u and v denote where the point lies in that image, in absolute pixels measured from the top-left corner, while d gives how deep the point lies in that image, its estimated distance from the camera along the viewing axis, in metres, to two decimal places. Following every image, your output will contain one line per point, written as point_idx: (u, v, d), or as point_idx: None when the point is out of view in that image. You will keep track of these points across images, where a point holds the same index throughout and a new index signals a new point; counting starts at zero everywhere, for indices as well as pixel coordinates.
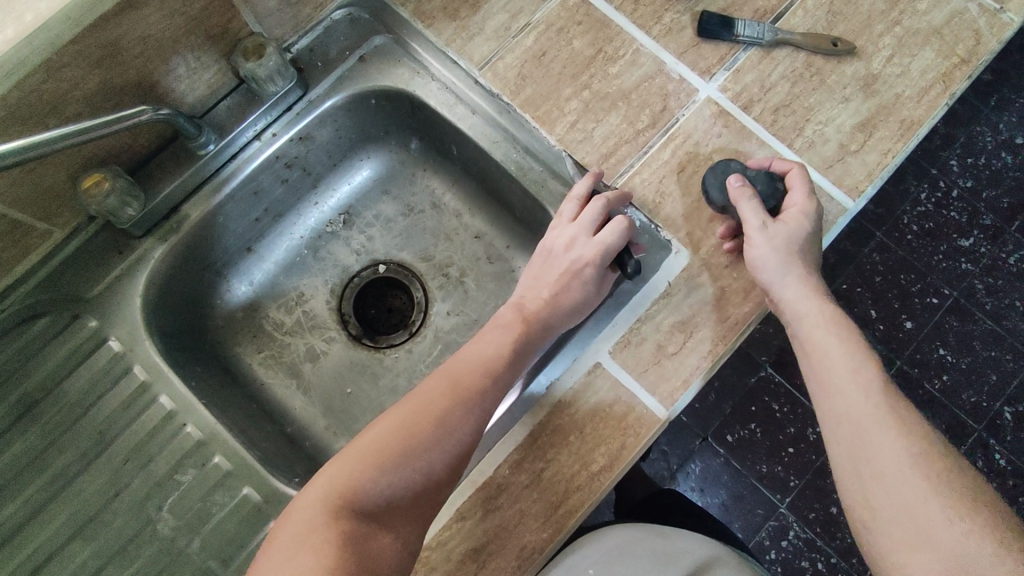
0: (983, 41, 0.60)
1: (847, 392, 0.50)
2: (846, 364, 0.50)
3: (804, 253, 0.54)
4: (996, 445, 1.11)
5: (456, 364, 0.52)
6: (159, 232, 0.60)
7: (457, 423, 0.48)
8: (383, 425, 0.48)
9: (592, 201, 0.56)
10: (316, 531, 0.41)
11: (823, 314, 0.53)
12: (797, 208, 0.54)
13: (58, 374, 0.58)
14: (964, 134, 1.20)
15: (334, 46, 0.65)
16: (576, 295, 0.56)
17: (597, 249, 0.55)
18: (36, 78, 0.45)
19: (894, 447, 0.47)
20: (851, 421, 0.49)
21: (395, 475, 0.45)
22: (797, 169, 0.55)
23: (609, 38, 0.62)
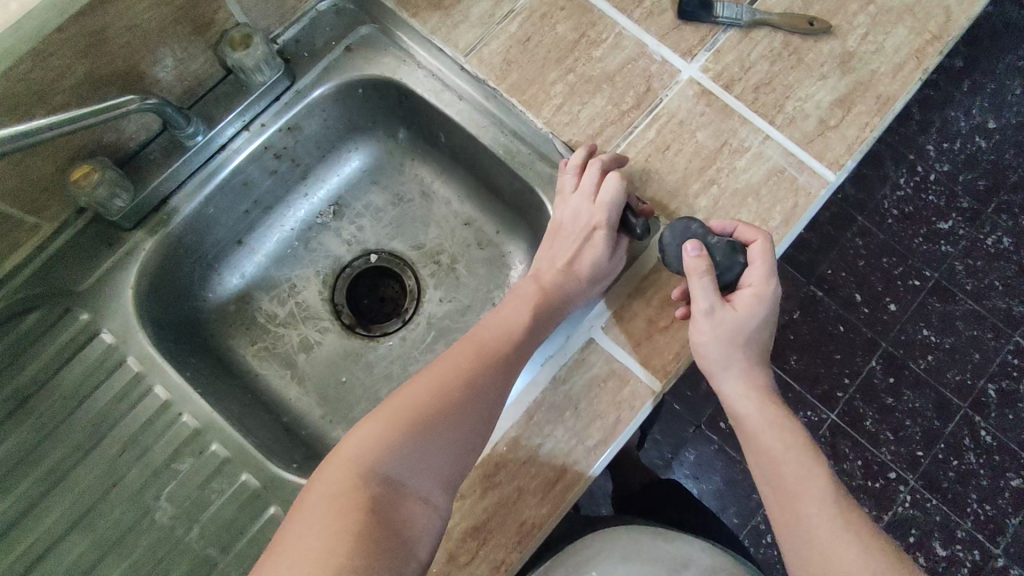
0: (953, 18, 0.62)
1: (780, 468, 0.53)
2: (784, 452, 0.53)
3: (750, 335, 0.55)
4: (982, 422, 1.13)
5: (483, 329, 0.54)
6: (150, 225, 0.61)
7: (483, 386, 0.50)
8: (419, 385, 0.49)
9: (588, 169, 0.57)
10: (345, 494, 0.43)
11: (765, 408, 0.55)
12: (753, 291, 0.54)
13: (50, 368, 0.58)
14: (940, 119, 1.23)
15: (319, 37, 0.65)
16: (592, 261, 0.57)
17: (605, 213, 0.57)
18: (23, 67, 0.46)
19: (824, 517, 0.50)
20: (784, 497, 0.52)
21: (421, 439, 0.47)
22: (762, 245, 0.53)
23: (592, 23, 0.63)
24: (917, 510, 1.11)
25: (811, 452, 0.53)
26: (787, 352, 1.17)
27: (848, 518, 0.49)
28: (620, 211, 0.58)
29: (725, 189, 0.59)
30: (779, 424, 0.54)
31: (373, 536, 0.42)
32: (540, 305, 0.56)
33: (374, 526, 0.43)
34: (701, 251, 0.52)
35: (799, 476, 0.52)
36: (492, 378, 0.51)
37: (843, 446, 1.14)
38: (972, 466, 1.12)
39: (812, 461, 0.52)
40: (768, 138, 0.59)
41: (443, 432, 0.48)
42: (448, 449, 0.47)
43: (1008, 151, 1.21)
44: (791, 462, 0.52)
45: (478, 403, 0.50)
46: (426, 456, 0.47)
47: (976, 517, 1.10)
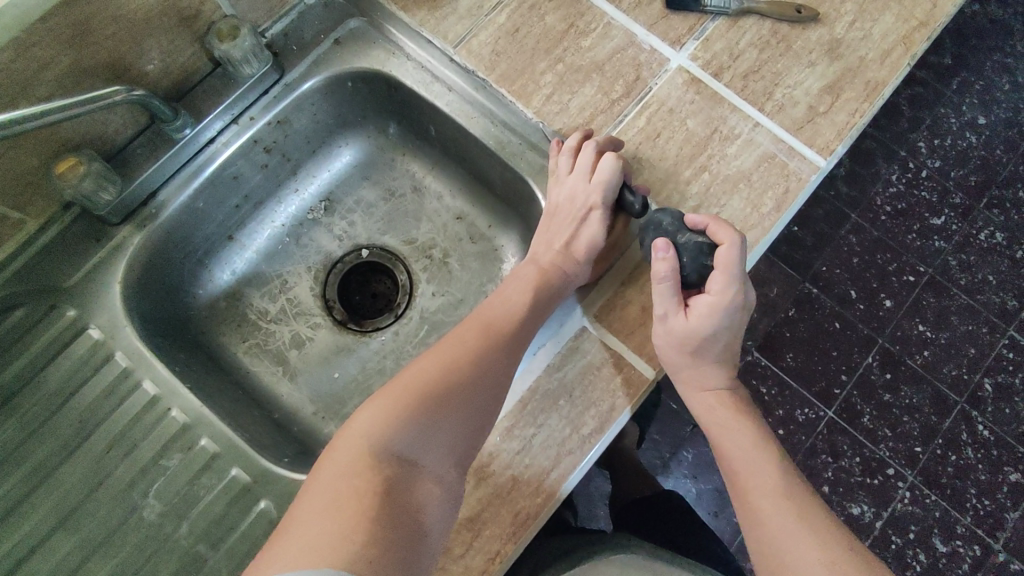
0: (938, 6, 0.62)
1: (736, 469, 0.55)
2: (742, 448, 0.55)
3: (707, 343, 0.54)
4: (979, 417, 1.13)
5: (484, 311, 0.55)
6: (137, 219, 0.60)
7: (488, 363, 0.51)
8: (421, 365, 0.50)
9: (584, 150, 0.57)
10: (358, 473, 0.43)
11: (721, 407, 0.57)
12: (712, 299, 0.53)
13: (36, 364, 0.57)
14: (930, 115, 1.24)
15: (308, 30, 0.65)
16: (588, 242, 0.58)
17: (601, 193, 0.57)
18: (6, 57, 0.45)
19: (779, 512, 0.52)
20: (743, 497, 0.55)
21: (432, 415, 0.47)
22: (729, 249, 0.51)
23: (581, 14, 0.63)
24: (917, 506, 1.10)
25: (766, 450, 0.55)
26: (783, 348, 1.16)
27: (802, 511, 0.52)
28: (616, 190, 0.58)
29: (716, 175, 0.58)
30: (735, 424, 0.56)
31: (389, 512, 0.41)
32: (541, 288, 0.56)
33: (389, 501, 0.42)
34: (665, 252, 0.52)
35: (754, 474, 0.54)
36: (497, 356, 0.51)
37: (841, 442, 1.13)
38: (971, 460, 1.11)
39: (767, 458, 0.55)
40: (758, 125, 0.59)
41: (449, 409, 0.48)
42: (456, 426, 0.48)
43: (998, 145, 1.22)
44: (745, 460, 0.55)
45: (485, 380, 0.50)
46: (434, 433, 0.47)
47: (976, 512, 1.10)
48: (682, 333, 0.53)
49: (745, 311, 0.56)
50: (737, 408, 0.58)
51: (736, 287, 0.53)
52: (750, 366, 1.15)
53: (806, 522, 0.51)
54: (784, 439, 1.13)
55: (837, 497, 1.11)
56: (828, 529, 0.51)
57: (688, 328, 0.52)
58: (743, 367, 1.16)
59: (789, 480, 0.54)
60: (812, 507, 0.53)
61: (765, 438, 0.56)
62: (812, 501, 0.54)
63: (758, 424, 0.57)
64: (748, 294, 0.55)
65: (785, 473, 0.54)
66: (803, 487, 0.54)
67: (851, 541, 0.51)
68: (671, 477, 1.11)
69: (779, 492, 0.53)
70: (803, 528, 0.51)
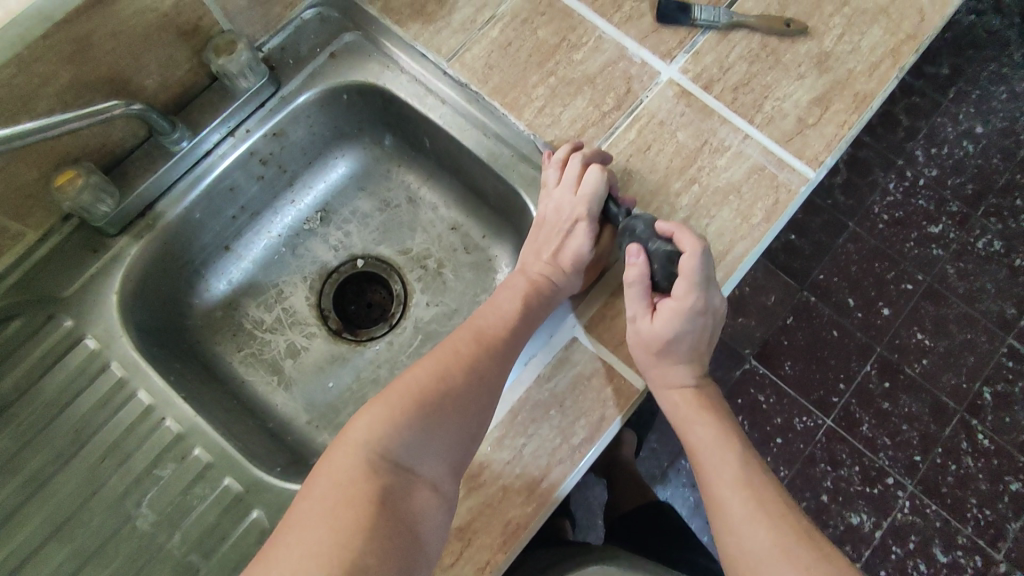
0: (927, 18, 0.63)
1: (699, 460, 0.55)
2: (706, 441, 0.55)
3: (675, 348, 0.54)
4: (979, 426, 1.13)
5: (479, 317, 0.55)
6: (135, 230, 0.61)
7: (485, 370, 0.51)
8: (419, 370, 0.50)
9: (570, 162, 0.58)
10: (355, 483, 0.43)
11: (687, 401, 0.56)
12: (676, 304, 0.53)
13: (34, 373, 0.58)
14: (926, 125, 1.24)
15: (304, 44, 0.66)
16: (575, 253, 0.57)
17: (586, 205, 0.57)
18: (7, 72, 0.46)
19: (739, 502, 0.52)
20: (706, 488, 0.54)
21: (429, 424, 0.48)
22: (690, 258, 0.51)
23: (573, 28, 0.64)
24: (916, 516, 1.10)
25: (730, 441, 0.55)
26: (781, 357, 1.16)
27: (763, 502, 0.52)
28: (601, 202, 0.58)
29: (706, 186, 0.59)
30: (698, 418, 0.56)
31: (386, 521, 0.42)
32: (532, 298, 0.56)
33: (387, 510, 0.43)
34: (633, 257, 0.53)
35: (715, 465, 0.54)
36: (494, 363, 0.52)
37: (840, 451, 1.13)
38: (971, 470, 1.11)
39: (730, 450, 0.54)
40: (748, 137, 0.60)
41: (446, 417, 0.48)
42: (453, 432, 0.48)
43: (995, 155, 1.23)
44: (708, 453, 0.55)
45: (482, 386, 0.50)
46: (432, 439, 0.47)
47: (976, 522, 1.09)
48: (643, 336, 0.54)
49: (713, 316, 0.55)
50: (702, 401, 0.57)
51: (698, 294, 0.53)
52: (747, 374, 1.15)
53: (765, 513, 0.51)
54: (783, 448, 1.13)
55: (836, 507, 1.11)
56: (789, 520, 0.51)
57: (649, 333, 0.53)
58: (740, 376, 1.16)
59: (753, 472, 0.54)
60: (773, 498, 0.52)
61: (729, 430, 0.56)
62: (777, 493, 0.53)
63: (723, 417, 0.57)
64: (717, 300, 0.54)
65: (747, 464, 0.54)
66: (766, 479, 0.54)
67: (813, 533, 0.51)
68: (669, 486, 1.11)
69: (740, 482, 0.53)
70: (762, 518, 0.51)
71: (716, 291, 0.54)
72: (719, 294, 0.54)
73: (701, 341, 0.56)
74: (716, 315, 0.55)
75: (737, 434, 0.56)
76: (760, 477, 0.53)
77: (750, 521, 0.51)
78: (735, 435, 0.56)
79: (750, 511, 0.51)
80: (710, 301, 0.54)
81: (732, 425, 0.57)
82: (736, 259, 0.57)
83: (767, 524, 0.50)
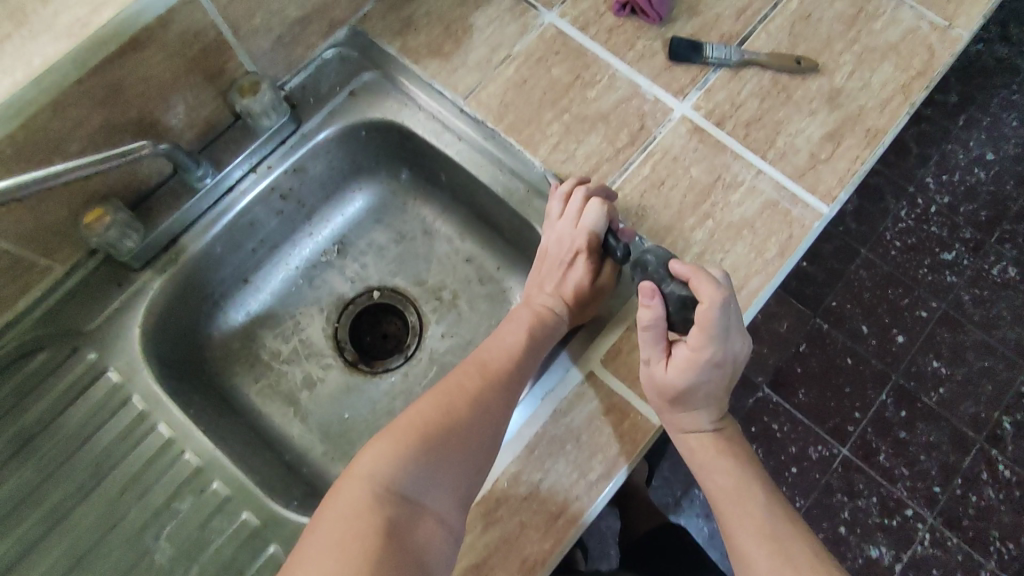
0: (937, 55, 0.64)
1: (720, 508, 0.55)
2: (726, 484, 0.55)
3: (691, 395, 0.53)
4: (1000, 456, 1.11)
5: (483, 350, 0.56)
6: (158, 264, 0.62)
7: (491, 402, 0.51)
8: (425, 402, 0.51)
9: (573, 195, 0.59)
10: (362, 517, 0.43)
11: (705, 444, 0.56)
12: (691, 352, 0.52)
13: (57, 406, 0.59)
14: (937, 152, 1.25)
15: (325, 82, 0.68)
16: (576, 285, 0.60)
17: (587, 237, 0.58)
18: (43, 117, 0.48)
19: (762, 551, 0.52)
20: (727, 533, 0.55)
21: (436, 457, 0.48)
22: (708, 310, 0.50)
23: (586, 66, 0.65)
24: (938, 549, 1.07)
25: (749, 487, 0.55)
26: (795, 385, 1.15)
27: (786, 550, 0.51)
28: (602, 234, 0.59)
29: (719, 222, 0.60)
30: (716, 466, 0.56)
31: (391, 555, 0.42)
32: (536, 330, 0.57)
33: (393, 543, 0.43)
34: (649, 299, 0.51)
35: (738, 514, 0.54)
36: (498, 394, 0.52)
37: (857, 482, 1.11)
38: (993, 502, 1.09)
39: (750, 497, 0.54)
40: (761, 173, 0.61)
41: (452, 449, 0.49)
42: (460, 463, 0.49)
43: (1007, 181, 1.22)
44: (728, 496, 0.55)
45: (487, 418, 0.51)
46: (438, 471, 0.48)
47: (1000, 556, 1.06)
48: (657, 380, 0.53)
49: (732, 364, 0.54)
50: (720, 446, 0.57)
51: (716, 346, 0.52)
52: (761, 402, 1.14)
53: (789, 562, 0.51)
54: (798, 478, 1.12)
55: (855, 539, 1.09)
56: (814, 565, 0.51)
57: (663, 380, 0.52)
58: (754, 405, 1.15)
59: (774, 519, 0.53)
60: (797, 543, 0.52)
61: (750, 476, 0.56)
62: (798, 534, 0.53)
63: (744, 462, 0.57)
64: (736, 346, 0.53)
65: (769, 510, 0.54)
66: (788, 524, 0.53)
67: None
68: (683, 517, 1.09)
69: (762, 531, 0.53)
70: (785, 568, 0.50)
71: (736, 341, 0.53)
72: (740, 343, 0.53)
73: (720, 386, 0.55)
74: (735, 362, 0.54)
75: (760, 477, 0.56)
76: (782, 522, 0.53)
77: (770, 567, 0.51)
78: (758, 477, 0.56)
79: (770, 555, 0.51)
80: (729, 351, 0.53)
81: (756, 467, 0.57)
82: (752, 294, 0.57)
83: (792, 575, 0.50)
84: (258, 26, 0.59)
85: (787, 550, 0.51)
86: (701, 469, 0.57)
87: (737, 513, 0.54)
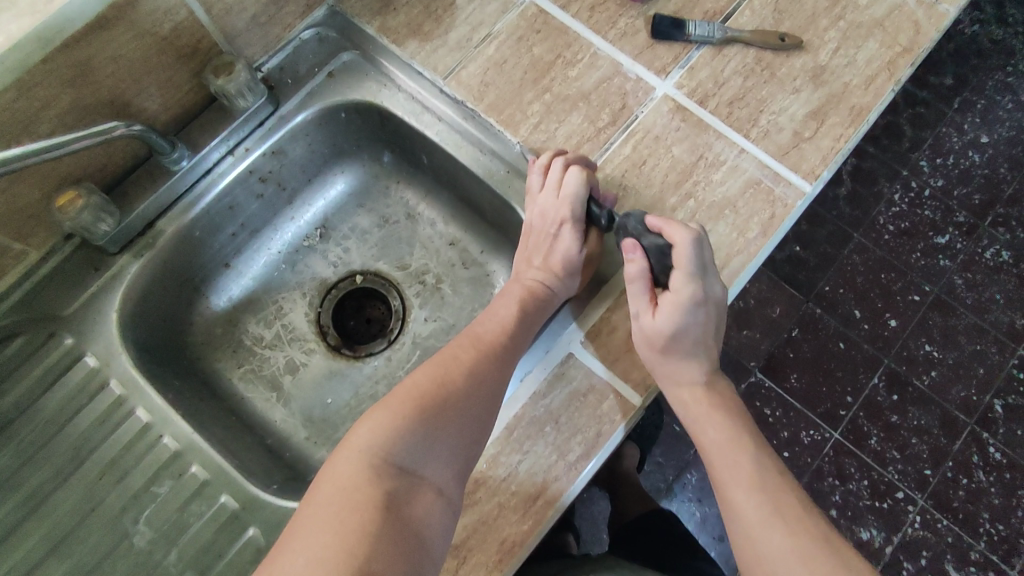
0: (922, 31, 0.63)
1: (712, 460, 0.55)
2: (721, 435, 0.55)
3: (677, 343, 0.54)
4: (990, 439, 1.11)
5: (476, 325, 0.56)
6: (136, 248, 0.61)
7: (485, 374, 0.51)
8: (420, 374, 0.51)
9: (552, 167, 0.58)
10: (361, 489, 0.43)
11: (697, 397, 0.57)
12: (673, 296, 0.53)
13: (35, 391, 0.59)
14: (931, 135, 1.24)
15: (302, 63, 0.67)
16: (564, 256, 0.59)
17: (568, 208, 0.57)
18: (9, 97, 0.47)
19: (753, 503, 0.52)
20: (719, 488, 0.55)
21: (432, 428, 0.47)
22: (680, 249, 0.52)
23: (568, 44, 0.64)
24: (928, 531, 1.08)
25: (741, 442, 0.55)
26: (787, 369, 1.15)
27: (776, 504, 0.51)
28: (584, 204, 0.58)
29: (702, 202, 0.59)
30: (708, 419, 0.56)
31: (390, 528, 0.42)
32: (528, 304, 0.57)
33: (391, 516, 0.43)
34: (632, 253, 0.54)
35: (727, 465, 0.54)
36: (492, 367, 0.52)
37: (848, 465, 1.11)
38: (983, 484, 1.09)
39: (742, 450, 0.54)
40: (744, 152, 0.60)
41: (448, 421, 0.48)
42: (457, 435, 0.48)
43: (1001, 164, 1.22)
44: (719, 446, 0.55)
45: (482, 389, 0.50)
46: (435, 443, 0.47)
47: (989, 538, 1.07)
48: (645, 330, 0.54)
49: (715, 306, 0.55)
50: (712, 399, 0.57)
51: (695, 284, 0.53)
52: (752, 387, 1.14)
53: (779, 514, 0.51)
54: (789, 462, 1.12)
55: (846, 522, 1.09)
56: (805, 521, 0.50)
57: (650, 328, 0.53)
58: (745, 390, 1.15)
59: (764, 471, 0.53)
60: (788, 498, 0.52)
61: (743, 431, 0.56)
62: (789, 489, 0.53)
63: (737, 416, 0.57)
64: (717, 287, 0.54)
65: (759, 462, 0.54)
66: (779, 479, 0.53)
67: (829, 533, 0.50)
68: (674, 501, 1.09)
69: (753, 484, 0.52)
70: (776, 520, 0.50)
71: (715, 280, 0.54)
72: (719, 283, 0.54)
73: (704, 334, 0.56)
74: (717, 305, 0.55)
75: (755, 435, 0.56)
76: (773, 476, 0.53)
77: (761, 518, 0.51)
78: (753, 432, 0.56)
79: (759, 508, 0.51)
80: (710, 290, 0.54)
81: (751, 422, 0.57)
82: (734, 273, 0.57)
83: (783, 526, 0.50)
84: (231, 5, 0.58)
85: (779, 504, 0.51)
86: (696, 425, 0.57)
87: (730, 464, 0.54)
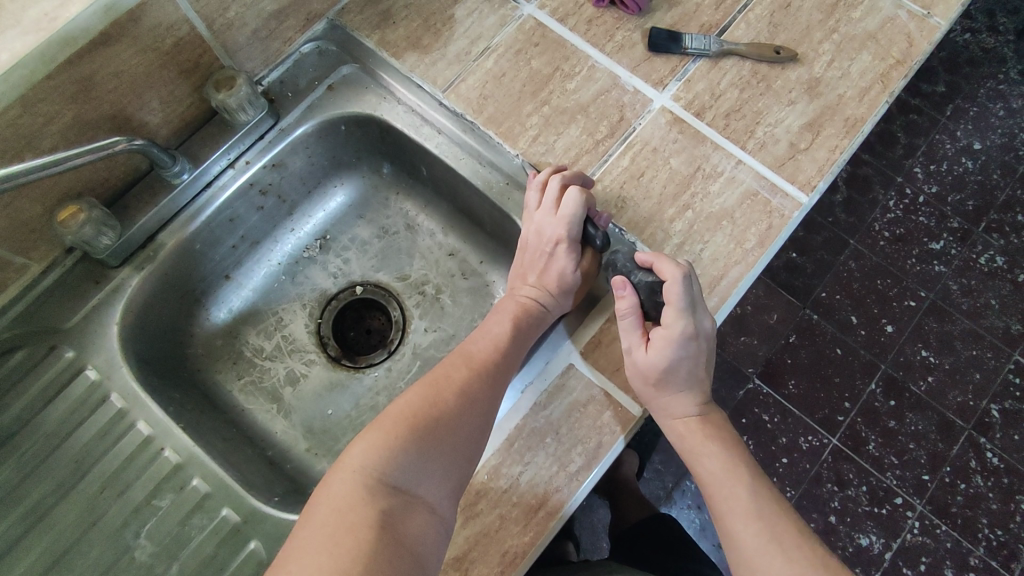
0: (916, 43, 0.64)
1: (709, 489, 0.55)
2: (719, 465, 0.55)
3: (669, 377, 0.54)
4: (987, 444, 1.11)
5: (468, 342, 0.56)
6: (136, 261, 0.62)
7: (479, 391, 0.51)
8: (413, 393, 0.51)
9: (550, 184, 0.59)
10: (355, 508, 0.43)
11: (690, 429, 0.57)
12: (666, 331, 0.53)
13: (36, 404, 0.59)
14: (925, 142, 1.25)
15: (303, 77, 0.68)
16: (558, 275, 0.59)
17: (565, 227, 0.58)
18: (12, 114, 0.47)
19: (752, 533, 0.52)
20: (717, 518, 0.55)
21: (425, 448, 0.48)
22: (672, 285, 0.52)
23: (566, 57, 0.65)
24: (927, 537, 1.08)
25: (737, 469, 0.55)
26: (786, 375, 1.15)
27: (774, 531, 0.52)
28: (581, 223, 0.59)
29: (699, 212, 0.60)
30: (703, 449, 0.56)
31: (384, 548, 0.42)
32: (522, 320, 0.57)
33: (385, 535, 0.43)
34: (621, 289, 0.54)
35: (723, 494, 0.54)
36: (485, 385, 0.52)
37: (847, 471, 1.11)
38: (981, 489, 1.09)
39: (738, 479, 0.54)
40: (741, 163, 0.61)
41: (441, 440, 0.48)
42: (450, 453, 0.48)
43: (994, 171, 1.23)
44: (714, 477, 0.55)
45: (474, 407, 0.51)
46: (427, 461, 0.47)
47: (988, 543, 1.07)
48: (639, 365, 0.54)
49: (705, 340, 0.55)
50: (707, 429, 0.57)
51: (686, 319, 0.53)
52: (751, 394, 1.15)
53: (777, 542, 0.51)
54: (789, 468, 1.12)
55: (845, 528, 1.09)
56: (804, 547, 0.51)
57: (645, 362, 0.53)
58: (744, 396, 1.15)
59: (760, 500, 0.54)
60: (785, 525, 0.53)
61: (736, 458, 0.56)
62: (785, 515, 0.53)
63: (731, 444, 0.57)
64: (707, 323, 0.55)
65: (755, 491, 0.54)
66: (775, 506, 0.54)
67: (825, 559, 0.51)
68: (674, 509, 1.09)
69: (750, 511, 0.53)
70: (774, 548, 0.51)
71: (705, 315, 0.55)
72: (709, 318, 0.55)
73: (696, 371, 0.56)
74: (708, 339, 0.55)
75: (749, 462, 0.56)
76: (771, 504, 0.54)
77: (762, 549, 0.51)
78: (747, 459, 0.56)
79: (759, 537, 0.52)
80: (701, 325, 0.54)
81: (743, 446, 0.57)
82: (731, 284, 0.57)
83: (782, 555, 0.51)
84: (232, 19, 0.58)
85: (779, 530, 0.52)
86: (692, 456, 0.57)
87: (729, 493, 0.54)
